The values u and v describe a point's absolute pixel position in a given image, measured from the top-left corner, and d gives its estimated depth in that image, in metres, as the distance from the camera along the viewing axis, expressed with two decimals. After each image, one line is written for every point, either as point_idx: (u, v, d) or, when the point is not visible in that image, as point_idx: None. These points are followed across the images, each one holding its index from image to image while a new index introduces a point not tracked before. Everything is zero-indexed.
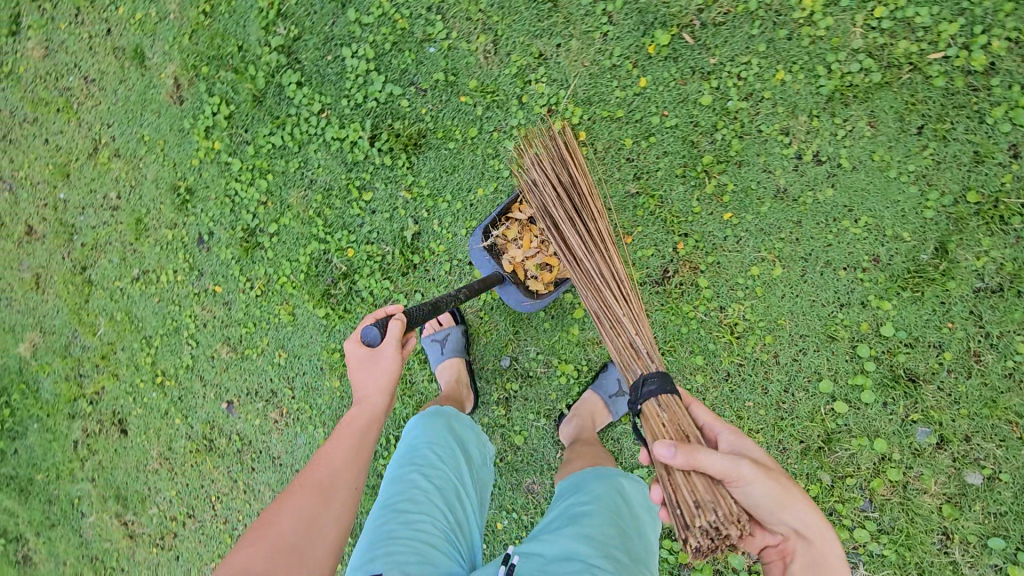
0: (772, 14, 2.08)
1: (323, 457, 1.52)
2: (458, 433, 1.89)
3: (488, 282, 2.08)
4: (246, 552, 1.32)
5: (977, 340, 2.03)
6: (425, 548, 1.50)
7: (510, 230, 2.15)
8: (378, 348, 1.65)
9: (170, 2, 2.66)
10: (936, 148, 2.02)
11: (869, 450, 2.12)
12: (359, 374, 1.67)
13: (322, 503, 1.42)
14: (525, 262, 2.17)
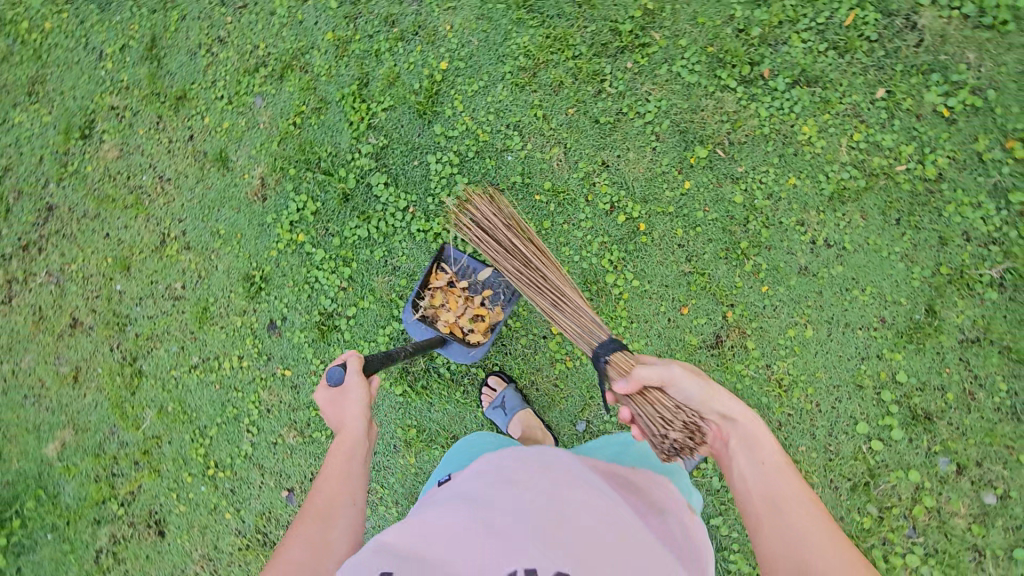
0: (781, 136, 2.73)
1: (314, 492, 1.58)
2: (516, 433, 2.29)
3: (430, 343, 2.41)
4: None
5: (969, 381, 2.55)
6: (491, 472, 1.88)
7: (436, 297, 2.55)
8: (344, 383, 1.76)
9: (261, 114, 2.99)
10: (912, 234, 2.66)
11: (905, 481, 2.52)
12: (331, 412, 1.77)
13: (327, 533, 1.49)
14: (458, 320, 2.55)
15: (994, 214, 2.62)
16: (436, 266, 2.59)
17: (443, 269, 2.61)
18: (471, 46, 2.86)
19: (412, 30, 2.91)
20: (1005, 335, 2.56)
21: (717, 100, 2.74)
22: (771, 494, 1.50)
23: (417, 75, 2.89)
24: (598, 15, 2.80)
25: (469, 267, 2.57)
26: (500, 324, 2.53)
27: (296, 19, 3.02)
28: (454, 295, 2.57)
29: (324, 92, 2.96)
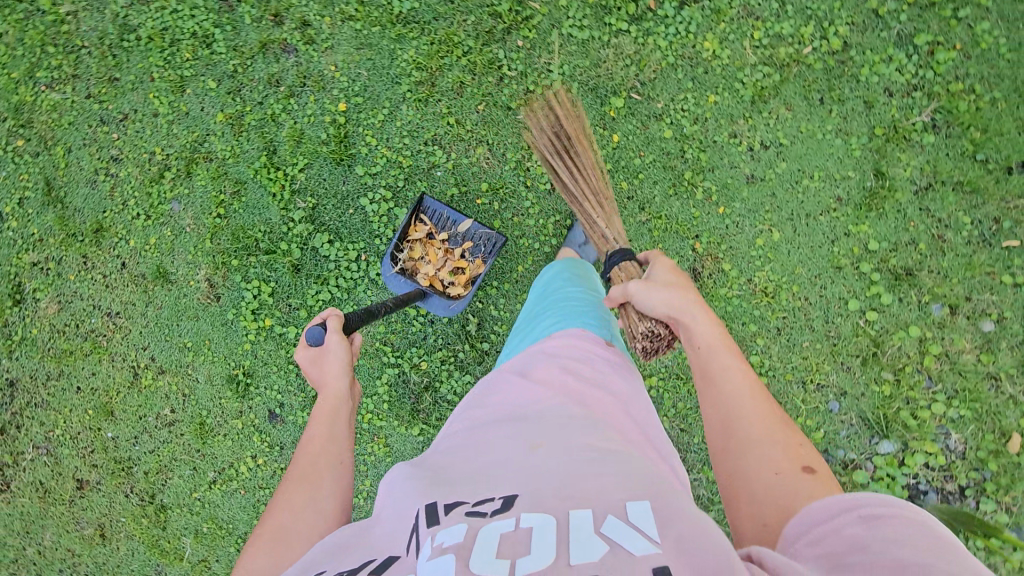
0: (687, 59, 2.72)
1: (300, 455, 1.56)
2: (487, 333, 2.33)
3: (411, 294, 2.44)
4: (252, 558, 1.33)
5: (936, 226, 2.63)
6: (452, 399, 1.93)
7: (415, 251, 2.59)
8: (326, 343, 1.80)
9: (183, 217, 2.91)
10: (839, 109, 2.70)
11: (909, 338, 2.59)
12: (314, 376, 1.79)
13: (315, 491, 1.47)
14: (438, 274, 2.61)
15: (908, 63, 2.66)
16: (414, 218, 2.62)
17: (424, 222, 2.67)
18: (362, 78, 2.79)
19: (299, 82, 2.85)
20: (953, 172, 2.62)
21: (615, 47, 2.72)
22: (735, 409, 1.49)
23: (320, 124, 2.83)
24: (473, 5, 2.75)
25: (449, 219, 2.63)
26: (480, 275, 2.57)
27: (182, 112, 2.92)
28: (434, 248, 2.63)
29: (237, 174, 2.89)
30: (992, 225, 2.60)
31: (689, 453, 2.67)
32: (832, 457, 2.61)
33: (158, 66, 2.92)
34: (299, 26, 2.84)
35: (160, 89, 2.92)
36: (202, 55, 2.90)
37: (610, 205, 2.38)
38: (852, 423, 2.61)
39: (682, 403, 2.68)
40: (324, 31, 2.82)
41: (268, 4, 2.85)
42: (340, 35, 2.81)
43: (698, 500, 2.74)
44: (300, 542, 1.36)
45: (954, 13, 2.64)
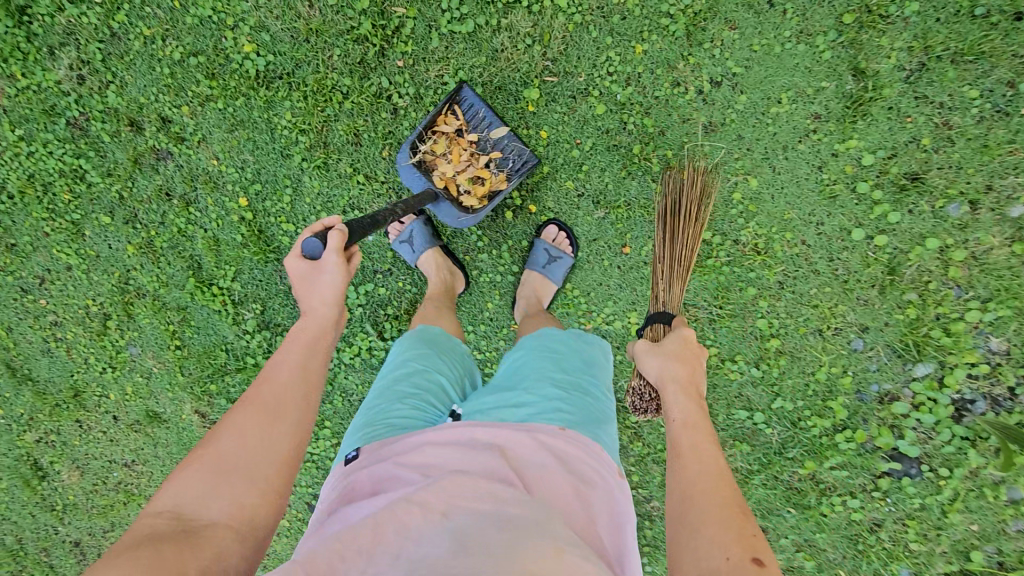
0: (597, 10, 2.23)
1: (264, 380, 1.40)
2: (430, 343, 1.87)
3: (423, 194, 2.06)
4: (187, 477, 1.23)
5: (938, 113, 2.18)
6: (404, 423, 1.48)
7: (439, 145, 2.21)
8: (321, 261, 1.55)
9: (146, 359, 2.82)
10: (793, 6, 2.19)
11: (929, 253, 2.26)
12: (302, 293, 1.57)
13: (271, 427, 1.33)
14: (456, 177, 2.24)
15: None
16: (448, 106, 2.23)
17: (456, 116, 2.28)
18: (251, 163, 2.48)
19: (190, 188, 2.57)
20: (948, 41, 2.13)
21: (508, 28, 2.26)
22: (697, 485, 1.29)
23: (231, 226, 2.57)
24: (331, 37, 2.32)
25: (487, 119, 2.25)
26: (503, 193, 2.23)
27: (93, 256, 2.73)
28: (461, 147, 2.25)
29: (177, 301, 2.73)
30: (1006, 92, 2.14)
31: (717, 434, 2.51)
32: (866, 396, 2.40)
33: (46, 218, 2.70)
34: (162, 127, 2.51)
35: (60, 241, 2.72)
36: (81, 191, 2.65)
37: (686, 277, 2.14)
38: (881, 356, 2.36)
39: None
40: (190, 124, 2.48)
41: (120, 113, 2.53)
42: (207, 122, 2.47)
43: (736, 475, 2.54)
44: (243, 483, 1.25)
45: None
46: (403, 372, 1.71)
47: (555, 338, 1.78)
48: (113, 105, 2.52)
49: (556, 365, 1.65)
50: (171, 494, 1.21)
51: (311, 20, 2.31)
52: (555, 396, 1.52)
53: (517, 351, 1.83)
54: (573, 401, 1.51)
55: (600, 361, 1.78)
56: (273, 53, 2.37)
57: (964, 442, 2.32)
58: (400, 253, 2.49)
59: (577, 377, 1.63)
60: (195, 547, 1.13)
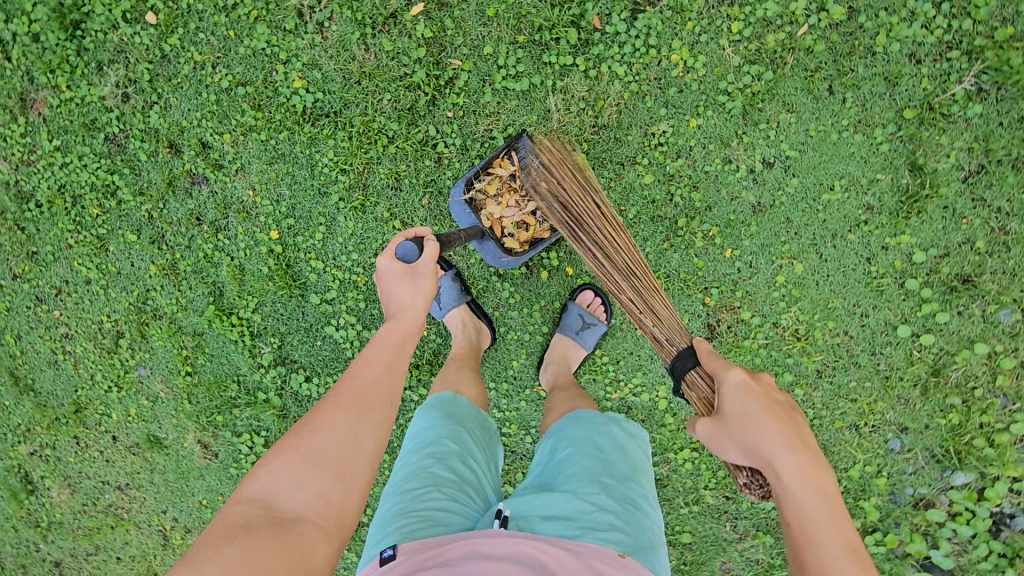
0: (654, 81, 2.21)
1: (355, 375, 1.39)
2: (458, 419, 1.92)
3: (471, 233, 2.08)
4: (275, 467, 1.21)
5: (995, 217, 2.13)
6: (434, 515, 1.54)
7: (493, 185, 2.21)
8: (415, 266, 1.56)
9: (154, 382, 2.75)
10: (854, 96, 2.15)
11: (976, 357, 2.18)
12: (391, 290, 1.56)
13: (356, 423, 1.30)
14: (503, 219, 2.23)
15: (933, 16, 2.08)
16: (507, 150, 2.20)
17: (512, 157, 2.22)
18: (287, 197, 2.44)
19: (221, 215, 2.53)
20: (1011, 147, 2.09)
21: (563, 90, 2.22)
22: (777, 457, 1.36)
23: (259, 257, 2.52)
24: (382, 81, 2.29)
25: None
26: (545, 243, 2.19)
27: (114, 272, 2.69)
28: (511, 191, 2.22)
29: (192, 327, 2.67)
30: None
31: (739, 521, 2.39)
32: (900, 499, 2.27)
33: (71, 230, 2.67)
34: (200, 152, 2.49)
35: (82, 254, 2.69)
36: (111, 208, 2.62)
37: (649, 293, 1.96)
38: (918, 459, 2.25)
39: (722, 470, 2.40)
40: (229, 152, 2.46)
41: (160, 135, 2.51)
42: (247, 152, 2.44)
43: (754, 564, 2.42)
44: (329, 479, 1.22)
45: None
46: (436, 453, 1.75)
47: (605, 434, 1.82)
48: (154, 125, 2.51)
49: (608, 470, 1.69)
50: (264, 482, 1.19)
51: (365, 63, 2.28)
52: (609, 509, 1.56)
53: (562, 441, 1.87)
54: (626, 517, 1.55)
55: (641, 462, 1.83)
56: (322, 90, 2.34)
57: (1002, 559, 2.19)
58: (429, 310, 2.43)
59: (626, 485, 1.67)
60: (286, 542, 1.12)
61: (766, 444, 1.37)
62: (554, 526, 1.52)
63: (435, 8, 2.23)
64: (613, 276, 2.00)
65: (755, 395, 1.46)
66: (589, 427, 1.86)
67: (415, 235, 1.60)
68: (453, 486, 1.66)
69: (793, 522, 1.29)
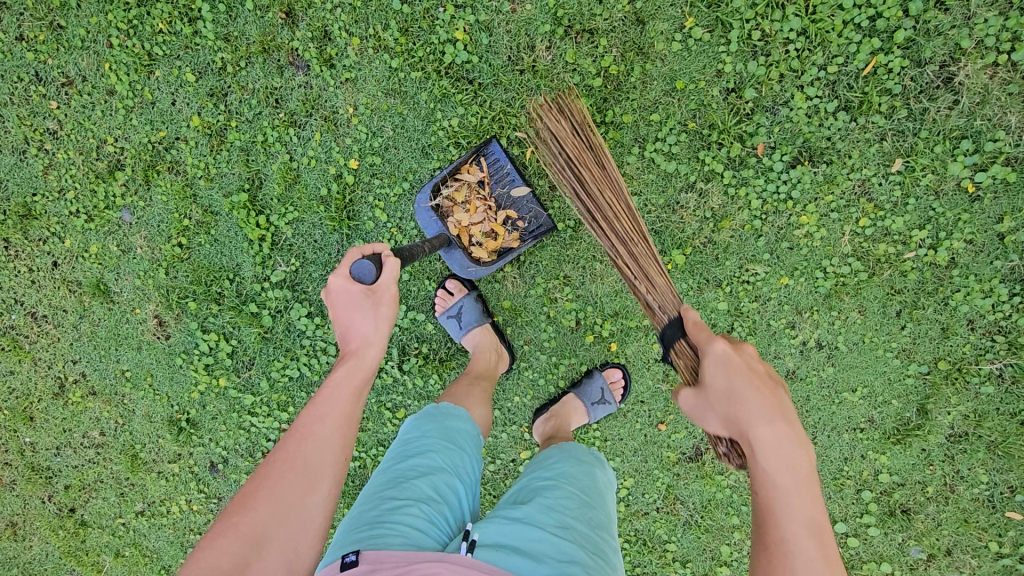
0: (776, 228, 2.27)
1: (305, 434, 1.33)
2: (447, 433, 1.78)
3: (438, 242, 1.99)
4: (215, 551, 1.15)
5: (951, 475, 2.47)
6: (409, 530, 1.41)
7: (459, 192, 2.12)
8: (371, 287, 1.49)
9: (134, 233, 2.42)
10: (912, 328, 2.37)
11: (877, 571, 2.54)
12: (351, 314, 1.48)
13: (304, 488, 1.27)
14: (471, 227, 2.14)
15: (1005, 301, 2.32)
16: (472, 156, 2.11)
17: (480, 166, 2.14)
18: (385, 135, 2.22)
19: (304, 111, 2.25)
20: (994, 429, 2.42)
21: (700, 192, 2.23)
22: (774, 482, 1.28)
23: (322, 175, 2.29)
24: (545, 85, 2.14)
25: (511, 178, 2.11)
26: (517, 252, 2.12)
27: (147, 100, 2.31)
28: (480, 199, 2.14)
29: (208, 201, 2.37)
30: (1003, 491, 2.45)
31: None
32: None
33: (121, 30, 2.25)
34: (318, 38, 2.19)
35: (120, 61, 2.27)
36: (181, 33, 2.23)
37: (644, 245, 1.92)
38: None
39: (639, 568, 2.59)
40: (349, 57, 2.18)
41: None
42: (369, 69, 2.18)
43: None
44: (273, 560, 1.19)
45: None
46: (421, 467, 1.61)
47: (589, 478, 1.76)
48: None
49: (583, 515, 1.58)
50: (203, 566, 1.14)
51: (538, 60, 2.13)
52: (578, 558, 1.43)
53: (541, 474, 1.76)
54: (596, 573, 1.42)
55: (612, 516, 1.74)
56: (480, 56, 2.15)
57: None
58: (444, 326, 2.36)
59: (598, 535, 1.56)
60: None
61: (746, 415, 1.34)
62: (522, 560, 1.38)
63: (632, 50, 2.11)
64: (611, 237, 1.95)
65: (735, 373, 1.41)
66: (570, 476, 1.74)
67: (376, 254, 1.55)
68: (432, 506, 1.52)
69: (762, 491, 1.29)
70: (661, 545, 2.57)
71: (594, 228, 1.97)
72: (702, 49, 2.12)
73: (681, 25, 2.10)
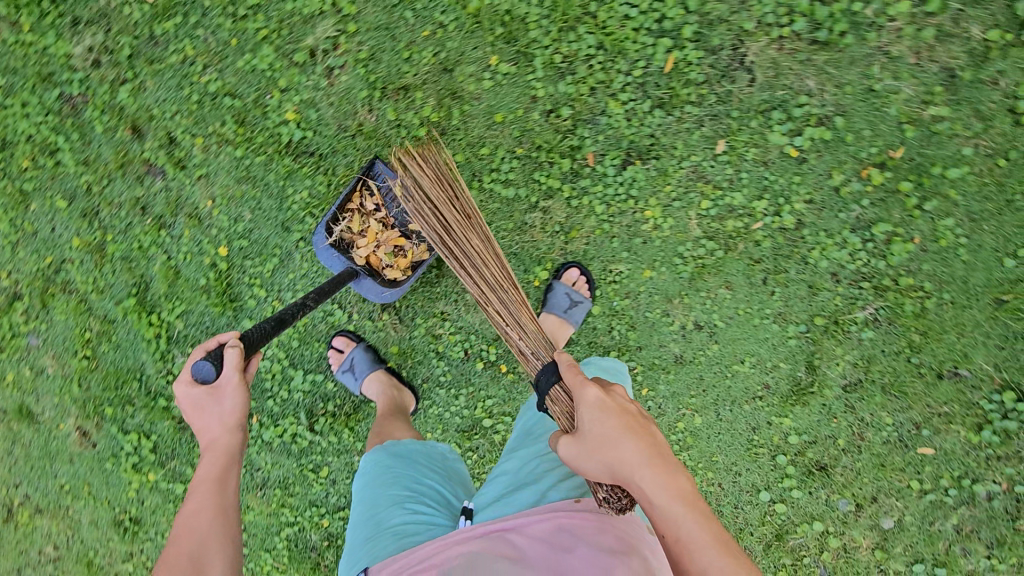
0: (626, 227, 2.40)
1: (187, 522, 1.50)
2: (399, 448, 1.98)
3: (340, 277, 2.08)
4: None
5: (857, 423, 2.51)
6: (404, 525, 1.65)
7: (354, 223, 2.21)
8: (215, 386, 1.61)
9: (43, 355, 2.57)
10: (781, 292, 2.46)
11: (812, 531, 2.56)
12: (197, 419, 1.62)
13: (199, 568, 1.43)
14: (376, 253, 2.23)
15: (860, 249, 2.43)
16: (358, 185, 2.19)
17: (368, 191, 2.26)
18: (246, 219, 2.38)
19: (170, 213, 2.41)
20: (885, 371, 2.49)
21: (543, 210, 2.36)
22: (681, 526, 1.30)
23: (199, 266, 2.43)
24: (377, 144, 2.30)
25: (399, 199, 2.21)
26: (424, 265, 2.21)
27: (29, 232, 2.48)
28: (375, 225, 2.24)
29: (104, 311, 2.52)
30: (910, 429, 2.50)
31: None
32: None
33: None
34: (166, 145, 2.36)
35: None
36: (45, 166, 2.42)
37: (518, 294, 1.94)
38: None
39: None
40: (197, 156, 2.35)
41: (125, 114, 2.35)
42: (217, 163, 2.35)
43: None
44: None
45: (918, 203, 2.38)
46: (391, 478, 1.84)
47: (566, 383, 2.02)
48: (121, 102, 2.35)
49: None
50: None
51: (364, 123, 2.29)
52: None
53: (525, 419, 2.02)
54: (581, 466, 1.67)
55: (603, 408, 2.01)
56: (314, 130, 2.31)
57: None
58: (344, 383, 2.46)
59: None
60: None
61: (616, 450, 1.39)
62: (521, 496, 1.68)
63: (447, 96, 2.27)
64: (482, 286, 1.97)
65: (612, 424, 1.42)
66: None
67: (216, 347, 1.63)
68: (412, 497, 1.75)
69: (662, 520, 1.31)
70: None
71: (467, 279, 2.00)
72: (513, 81, 2.28)
73: (487, 64, 2.27)
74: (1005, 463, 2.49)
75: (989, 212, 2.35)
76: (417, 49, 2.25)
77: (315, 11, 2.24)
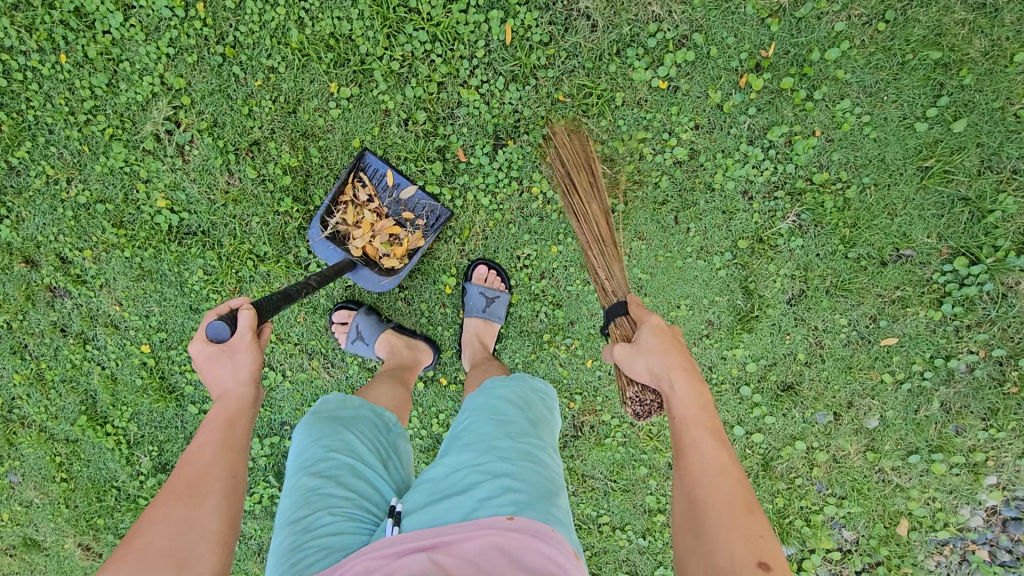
0: (519, 209, 2.33)
1: (184, 463, 1.26)
2: (332, 423, 1.68)
3: (339, 266, 2.00)
4: None
5: (813, 333, 2.43)
6: (328, 539, 1.37)
7: (348, 214, 2.18)
8: (231, 342, 1.41)
9: (27, 488, 2.68)
10: (696, 226, 2.36)
11: (796, 451, 2.50)
12: (209, 371, 1.42)
13: (195, 510, 1.19)
14: (373, 242, 2.20)
15: (763, 159, 2.30)
16: (352, 175, 2.20)
17: (362, 182, 2.26)
18: (156, 312, 2.41)
19: (88, 327, 2.46)
20: (827, 273, 2.37)
21: None
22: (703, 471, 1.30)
23: (131, 367, 2.49)
24: (249, 205, 2.29)
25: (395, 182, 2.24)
26: (423, 245, 2.20)
27: None
28: (371, 212, 2.22)
29: (64, 433, 2.60)
30: (868, 324, 2.39)
31: None
32: None
33: None
34: (61, 266, 2.40)
35: None
36: None
37: (613, 249, 2.05)
38: None
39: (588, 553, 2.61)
40: (91, 268, 2.39)
41: (14, 249, 2.40)
42: (112, 267, 2.38)
43: None
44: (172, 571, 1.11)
45: (808, 94, 2.24)
46: (326, 470, 1.53)
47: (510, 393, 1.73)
48: (5, 239, 2.39)
49: (502, 431, 1.57)
50: None
51: (229, 189, 2.29)
52: (504, 472, 1.42)
53: (464, 416, 1.72)
54: (522, 475, 1.41)
55: (547, 420, 1.73)
56: (189, 210, 2.32)
57: None
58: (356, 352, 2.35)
59: (521, 440, 1.54)
60: None
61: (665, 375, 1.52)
62: (446, 505, 1.38)
63: (299, 137, 2.25)
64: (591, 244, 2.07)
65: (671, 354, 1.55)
66: (515, 395, 1.73)
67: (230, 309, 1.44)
68: (347, 502, 1.47)
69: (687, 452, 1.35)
70: (593, 523, 2.61)
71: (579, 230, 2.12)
72: (360, 101, 2.24)
73: (329, 93, 2.23)
74: (976, 331, 2.33)
75: (885, 81, 2.20)
76: (258, 101, 2.24)
77: (150, 95, 2.25)
